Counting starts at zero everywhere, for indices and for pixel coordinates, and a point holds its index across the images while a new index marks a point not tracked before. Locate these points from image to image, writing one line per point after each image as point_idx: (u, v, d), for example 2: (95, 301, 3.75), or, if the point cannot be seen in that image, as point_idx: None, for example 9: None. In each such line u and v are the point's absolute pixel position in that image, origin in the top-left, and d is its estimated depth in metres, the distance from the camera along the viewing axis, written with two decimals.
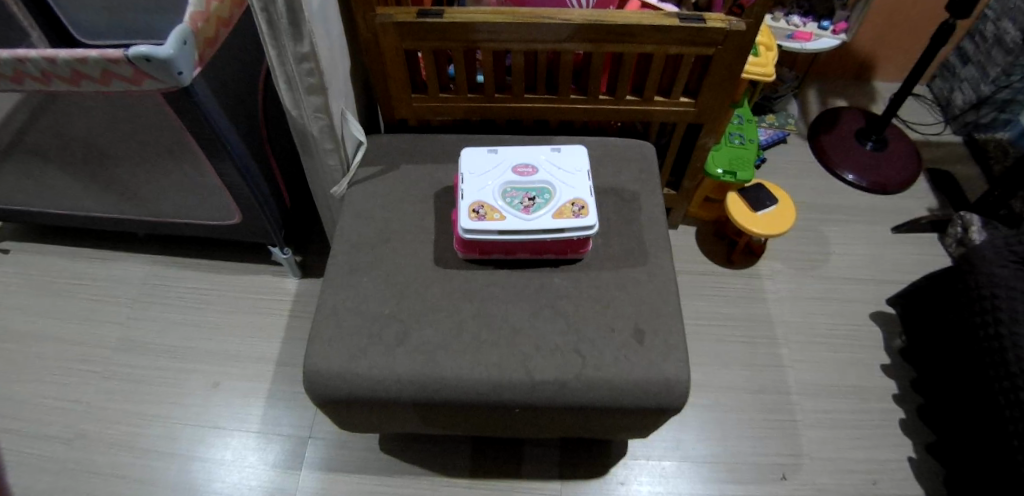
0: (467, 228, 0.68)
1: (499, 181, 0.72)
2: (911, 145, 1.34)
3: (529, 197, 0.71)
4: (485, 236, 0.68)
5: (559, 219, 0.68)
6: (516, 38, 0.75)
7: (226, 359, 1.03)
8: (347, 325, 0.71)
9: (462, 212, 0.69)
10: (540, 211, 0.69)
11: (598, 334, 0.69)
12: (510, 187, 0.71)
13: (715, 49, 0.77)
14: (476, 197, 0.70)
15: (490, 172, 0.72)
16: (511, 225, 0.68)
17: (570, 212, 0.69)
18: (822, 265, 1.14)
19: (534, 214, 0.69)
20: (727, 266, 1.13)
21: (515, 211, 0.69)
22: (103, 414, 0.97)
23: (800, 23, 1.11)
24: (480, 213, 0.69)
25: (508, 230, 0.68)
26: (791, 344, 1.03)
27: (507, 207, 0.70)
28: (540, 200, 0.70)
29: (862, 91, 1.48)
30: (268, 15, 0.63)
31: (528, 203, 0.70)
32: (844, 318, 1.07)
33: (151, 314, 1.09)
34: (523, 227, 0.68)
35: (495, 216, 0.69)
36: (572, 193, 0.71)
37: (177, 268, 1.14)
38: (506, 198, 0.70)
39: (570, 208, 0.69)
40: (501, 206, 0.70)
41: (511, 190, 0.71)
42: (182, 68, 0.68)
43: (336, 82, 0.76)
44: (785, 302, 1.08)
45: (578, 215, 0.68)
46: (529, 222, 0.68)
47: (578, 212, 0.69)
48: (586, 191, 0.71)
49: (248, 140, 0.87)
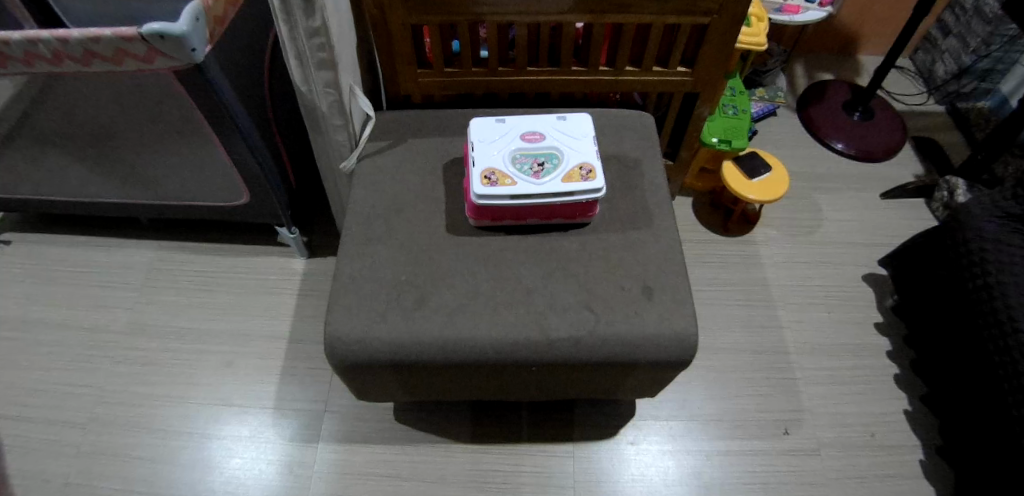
0: (480, 193, 0.70)
1: (508, 148, 0.74)
2: (896, 115, 1.38)
3: (538, 162, 0.73)
4: (497, 200, 0.70)
5: (568, 182, 0.71)
6: (520, 11, 0.77)
7: (237, 339, 1.04)
8: (366, 292, 0.73)
9: (474, 178, 0.71)
10: (549, 175, 0.71)
11: (608, 293, 0.72)
12: (519, 154, 0.73)
13: (711, 18, 0.79)
14: (486, 164, 0.72)
15: (499, 140, 0.75)
16: (522, 190, 0.70)
17: (578, 175, 0.71)
18: (815, 232, 1.18)
19: (544, 179, 0.71)
20: (723, 234, 1.16)
21: (526, 176, 0.71)
22: (118, 397, 0.98)
23: None
24: (492, 179, 0.71)
25: (520, 195, 0.70)
26: (789, 307, 1.07)
27: (518, 173, 0.72)
28: (549, 165, 0.73)
29: (847, 65, 1.52)
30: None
31: (537, 168, 0.72)
32: (838, 280, 1.11)
33: (158, 299, 1.09)
34: (534, 192, 0.70)
35: (507, 181, 0.71)
36: (580, 158, 0.73)
37: (183, 253, 1.15)
38: (516, 164, 0.72)
39: (578, 172, 0.72)
40: (512, 172, 0.72)
41: (520, 157, 0.73)
42: (196, 45, 0.69)
43: (344, 58, 0.78)
44: (781, 267, 1.12)
45: (586, 178, 0.71)
46: (539, 186, 0.70)
47: (587, 176, 0.71)
48: (591, 156, 0.74)
49: (256, 119, 0.88)
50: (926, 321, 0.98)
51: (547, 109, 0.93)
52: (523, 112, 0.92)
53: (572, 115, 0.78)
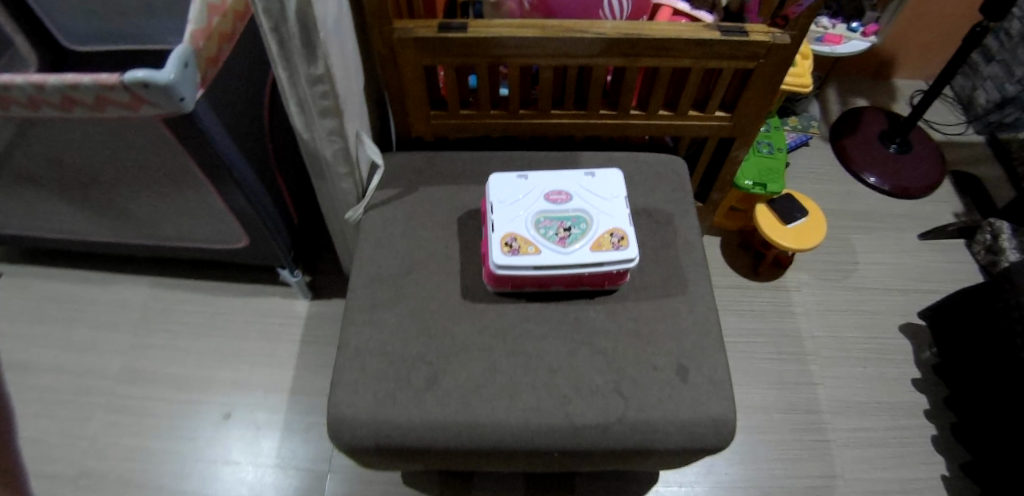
0: (499, 263, 0.63)
1: (531, 210, 0.67)
2: (935, 146, 1.30)
3: (564, 226, 0.66)
4: (519, 271, 0.63)
5: (598, 251, 0.64)
6: (545, 53, 0.70)
7: (235, 387, 0.99)
8: (374, 368, 0.66)
9: (493, 245, 0.64)
10: (576, 242, 0.65)
11: (640, 372, 0.65)
12: (543, 216, 0.67)
13: (757, 62, 0.72)
14: (507, 228, 0.65)
15: (522, 201, 0.68)
16: (547, 260, 0.63)
17: (609, 243, 0.65)
18: (847, 276, 1.12)
19: (571, 246, 0.64)
20: (752, 279, 1.10)
21: (550, 243, 0.65)
22: (108, 449, 0.93)
23: (829, 24, 1.06)
24: (513, 247, 0.64)
25: (544, 265, 0.63)
26: (821, 360, 1.01)
27: (541, 239, 0.65)
28: (576, 230, 0.66)
29: (881, 89, 1.44)
30: (280, 34, 0.57)
31: (563, 233, 0.65)
32: (874, 331, 1.05)
33: (156, 341, 1.04)
34: (560, 262, 0.63)
35: (529, 248, 0.64)
36: (611, 223, 0.66)
37: (182, 291, 1.10)
38: (540, 229, 0.65)
39: (609, 239, 0.65)
40: (534, 237, 0.65)
41: (544, 219, 0.66)
42: (184, 93, 0.61)
43: (350, 103, 0.70)
44: (813, 316, 1.06)
45: (618, 247, 0.64)
46: (566, 255, 0.63)
47: (618, 244, 0.65)
48: (624, 220, 0.67)
49: (255, 163, 0.82)
50: (966, 380, 0.91)
51: (570, 153, 0.86)
52: (544, 156, 0.85)
53: (602, 171, 0.71)
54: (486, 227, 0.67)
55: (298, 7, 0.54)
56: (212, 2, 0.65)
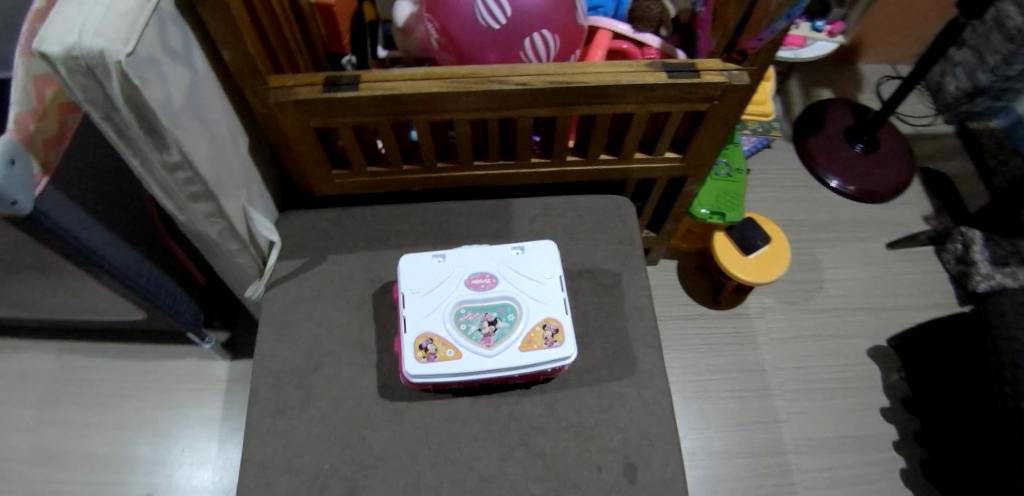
0: (415, 373, 0.54)
1: (450, 301, 0.58)
2: (903, 142, 1.22)
3: (489, 319, 0.58)
4: (438, 380, 0.55)
5: (528, 351, 0.55)
6: (459, 108, 0.59)
7: (155, 466, 0.92)
8: (278, 492, 0.57)
9: (405, 351, 0.55)
10: (503, 339, 0.56)
11: (582, 477, 0.58)
12: (464, 307, 0.58)
13: (711, 105, 0.62)
14: (422, 328, 0.57)
15: (440, 289, 0.59)
16: (470, 364, 0.55)
17: (541, 338, 0.56)
18: (813, 296, 1.06)
19: (497, 345, 0.56)
20: (713, 307, 1.04)
21: (473, 342, 0.56)
22: None
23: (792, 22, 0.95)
24: (430, 351, 0.55)
25: (467, 371, 0.55)
26: (785, 394, 0.96)
27: (463, 337, 0.56)
28: (503, 323, 0.57)
29: (847, 76, 1.35)
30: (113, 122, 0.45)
31: (488, 329, 0.57)
32: (843, 357, 1.00)
33: (67, 416, 0.96)
34: (485, 366, 0.55)
35: (448, 352, 0.55)
36: (543, 312, 0.58)
37: (95, 357, 1.01)
38: (460, 325, 0.57)
39: (542, 333, 0.57)
40: (453, 337, 0.56)
41: (465, 312, 0.58)
42: (17, 196, 0.48)
43: (229, 178, 0.59)
44: (778, 345, 1.01)
45: (552, 343, 0.56)
46: (491, 358, 0.55)
47: (552, 339, 0.56)
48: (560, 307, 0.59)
49: (136, 240, 0.72)
50: (945, 413, 0.89)
51: (502, 202, 0.76)
52: (473, 207, 0.75)
53: (531, 244, 0.62)
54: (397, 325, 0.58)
55: (126, 95, 0.42)
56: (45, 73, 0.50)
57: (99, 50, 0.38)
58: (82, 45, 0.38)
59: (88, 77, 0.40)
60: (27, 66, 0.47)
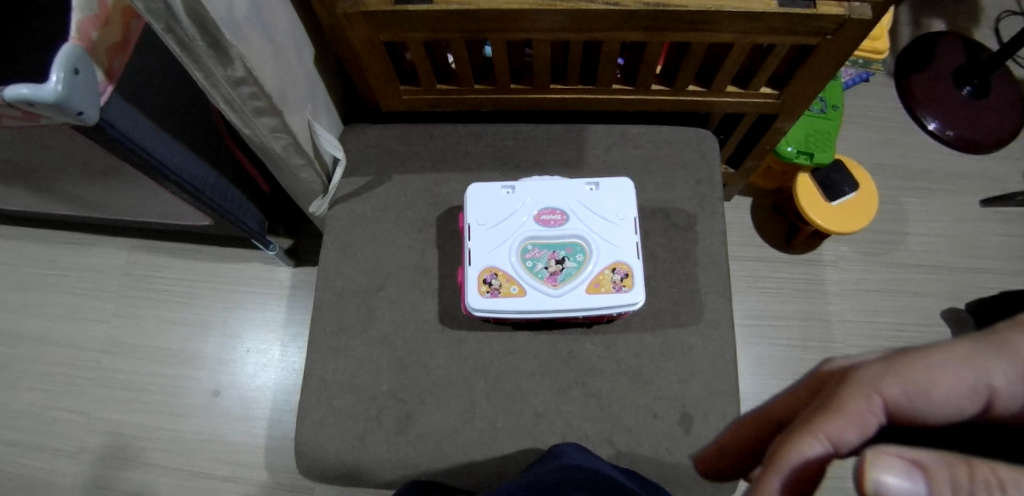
0: (477, 306, 0.54)
1: (517, 236, 0.56)
2: (1016, 91, 1.08)
3: (556, 258, 0.55)
4: (499, 316, 0.54)
5: (594, 293, 0.54)
6: (538, 28, 0.53)
7: (221, 362, 0.99)
8: (341, 405, 0.60)
9: (469, 284, 0.54)
10: (569, 280, 0.54)
11: (636, 420, 0.58)
12: (530, 244, 0.56)
13: (823, 39, 0.54)
14: (486, 261, 0.55)
15: (507, 222, 0.57)
16: (532, 303, 0.54)
17: (609, 282, 0.54)
18: (892, 251, 1.01)
19: (562, 286, 0.54)
20: (784, 250, 1.00)
21: (537, 280, 0.54)
22: (104, 424, 0.96)
23: None
24: (493, 285, 0.54)
25: (529, 310, 0.54)
26: (846, 347, 0.94)
27: (527, 274, 0.55)
28: (570, 263, 0.55)
29: (965, 7, 1.17)
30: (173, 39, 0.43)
31: (554, 268, 0.55)
32: (912, 317, 0.96)
33: (141, 310, 1.03)
34: (548, 306, 0.54)
35: (512, 288, 0.54)
36: (612, 256, 0.55)
37: (164, 256, 1.06)
38: (525, 262, 0.55)
39: (610, 278, 0.54)
40: (518, 273, 0.55)
41: (532, 249, 0.56)
42: (82, 106, 0.48)
43: (292, 94, 0.56)
44: (849, 297, 0.97)
45: (620, 289, 0.54)
46: (556, 298, 0.54)
47: (619, 284, 0.54)
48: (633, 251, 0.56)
49: (201, 148, 0.71)
50: None
51: (572, 130, 0.71)
52: (540, 134, 0.71)
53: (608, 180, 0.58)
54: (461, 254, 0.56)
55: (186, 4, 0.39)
56: None
57: None
58: None
59: None
60: None
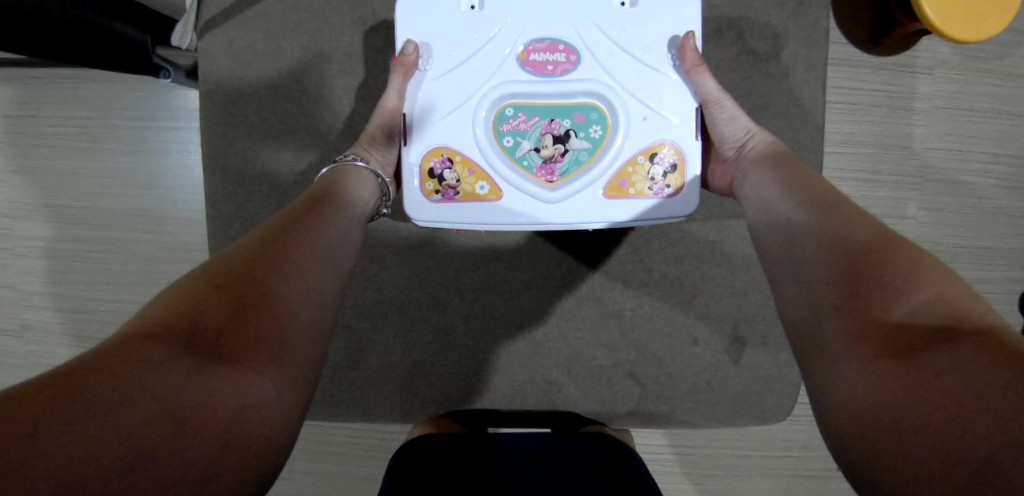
0: (425, 209, 0.50)
1: (493, 96, 0.50)
2: None
3: (556, 132, 0.50)
4: (453, 224, 0.51)
5: (612, 195, 0.49)
6: None
7: (150, 223, 0.82)
8: None
9: (413, 178, 0.50)
10: (578, 170, 0.49)
11: None
12: (511, 107, 0.50)
13: None
14: (442, 143, 0.50)
15: (477, 70, 0.50)
16: (516, 204, 0.50)
17: (637, 176, 0.49)
18: (1011, 53, 0.74)
19: (562, 182, 0.49)
20: (867, 52, 0.74)
21: (525, 173, 0.50)
22: (39, 299, 0.84)
23: None
24: (449, 179, 0.50)
25: (501, 214, 0.50)
26: (923, 186, 0.75)
27: (508, 162, 0.50)
28: (583, 141, 0.50)
29: None
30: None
31: (553, 152, 0.50)
32: (1009, 145, 0.75)
33: (36, 163, 0.82)
34: (540, 210, 0.49)
35: (479, 186, 0.50)
36: (647, 131, 0.49)
37: (44, 90, 0.81)
38: (502, 140, 0.50)
39: (647, 170, 0.50)
40: (486, 160, 0.50)
41: (514, 115, 0.50)
42: None
43: None
44: (938, 119, 0.75)
45: (666, 192, 0.49)
46: (554, 194, 0.49)
47: (657, 182, 0.50)
48: (685, 104, 0.50)
49: None
50: None
51: None
52: None
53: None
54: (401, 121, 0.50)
55: None
56: None
57: None
58: None
59: None
60: None
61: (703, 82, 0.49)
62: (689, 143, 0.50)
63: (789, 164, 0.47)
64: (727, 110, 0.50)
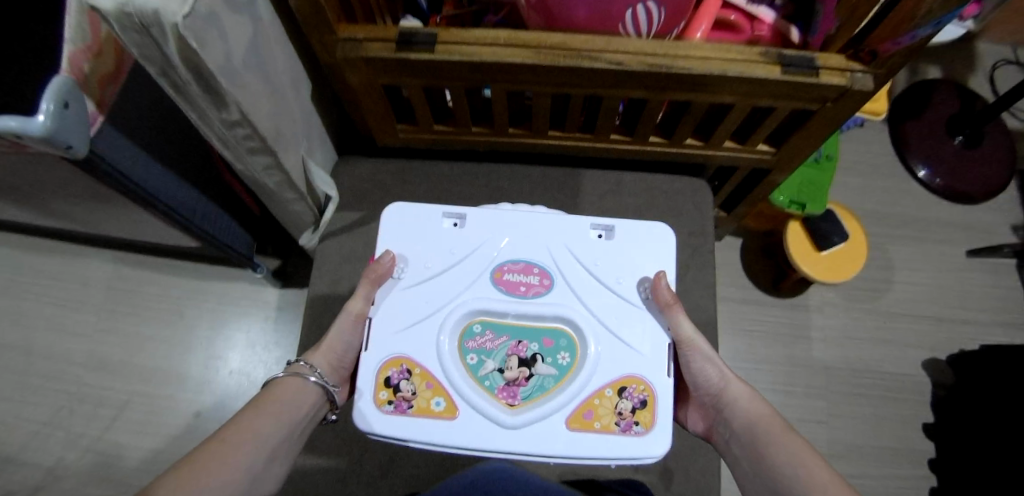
0: (373, 417, 0.46)
1: (461, 310, 0.50)
2: (1009, 143, 1.11)
3: (520, 354, 0.48)
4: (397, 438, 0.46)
5: (576, 428, 0.46)
6: (542, 79, 0.54)
7: (202, 384, 0.98)
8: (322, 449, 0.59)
9: (367, 392, 0.47)
10: (541, 396, 0.46)
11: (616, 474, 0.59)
12: (479, 323, 0.49)
13: (822, 106, 0.55)
14: (403, 352, 0.49)
15: (451, 286, 0.51)
16: (471, 424, 0.46)
17: (609, 415, 0.47)
18: (878, 296, 1.02)
19: (523, 406, 0.46)
20: (771, 294, 1.02)
21: (485, 393, 0.46)
22: (80, 442, 0.94)
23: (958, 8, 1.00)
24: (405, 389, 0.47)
25: (453, 438, 0.45)
26: (831, 394, 0.95)
27: (467, 379, 0.47)
28: (549, 367, 0.47)
29: (963, 58, 1.18)
30: (26, 134, 0.44)
31: (518, 374, 0.47)
32: (893, 364, 0.98)
33: (122, 324, 1.01)
34: (494, 436, 0.45)
35: (436, 403, 0.47)
36: (616, 363, 0.48)
37: (151, 272, 1.04)
38: (465, 357, 0.48)
39: (613, 403, 0.47)
40: (444, 374, 0.47)
41: (481, 332, 0.49)
42: (71, 140, 0.47)
43: (286, 130, 0.56)
44: (833, 343, 0.99)
45: (633, 429, 0.46)
46: (513, 415, 0.46)
47: (625, 417, 0.47)
48: (653, 339, 0.50)
49: (190, 174, 0.70)
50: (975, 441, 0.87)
51: (569, 172, 0.72)
52: (537, 177, 0.72)
53: (645, 225, 0.55)
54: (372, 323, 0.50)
55: (182, 54, 0.38)
56: (81, 42, 0.47)
57: (152, 10, 0.33)
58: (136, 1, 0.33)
59: (144, 35, 0.36)
60: (72, 24, 0.45)
61: (679, 324, 0.49)
62: (659, 380, 0.48)
63: (778, 440, 0.44)
64: (702, 354, 0.50)
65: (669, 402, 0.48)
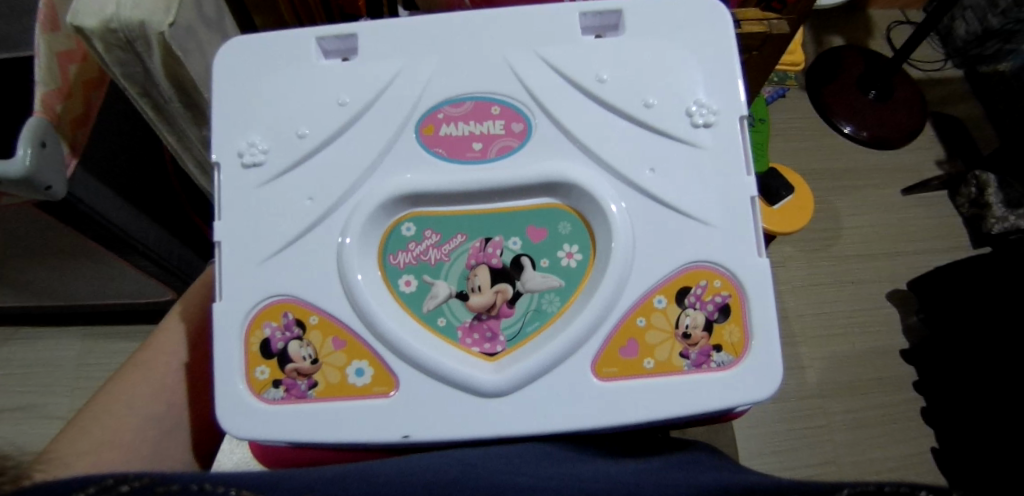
0: (251, 412, 0.37)
1: (389, 203, 0.37)
2: (916, 89, 1.23)
3: (490, 263, 0.38)
4: (289, 439, 0.36)
5: (617, 377, 0.35)
6: None
7: None
8: None
9: (239, 365, 0.37)
10: (538, 328, 0.37)
11: None
12: (410, 222, 0.39)
13: (750, 54, 0.61)
14: (283, 299, 0.37)
15: (341, 174, 0.37)
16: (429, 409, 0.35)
17: (678, 348, 0.36)
18: (832, 245, 1.09)
19: (508, 355, 0.36)
20: None
21: (440, 339, 0.37)
22: None
23: None
24: (300, 357, 0.37)
25: (390, 416, 0.35)
26: (809, 340, 1.01)
27: (421, 323, 0.37)
28: (550, 276, 0.37)
29: (860, 25, 1.31)
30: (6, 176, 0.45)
31: (492, 299, 0.37)
32: (862, 302, 1.05)
33: None
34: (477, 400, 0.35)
35: (356, 373, 0.36)
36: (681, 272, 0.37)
37: (122, 342, 1.00)
38: (398, 283, 0.38)
39: (673, 320, 0.37)
40: (366, 328, 0.36)
41: (416, 236, 0.38)
42: (50, 180, 0.48)
43: None
44: (801, 294, 1.05)
45: (704, 365, 0.36)
46: (498, 372, 0.35)
47: (695, 343, 0.36)
48: (711, 189, 0.37)
49: (166, 218, 0.71)
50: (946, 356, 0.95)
51: None
52: None
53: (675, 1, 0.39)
54: (218, 254, 0.37)
55: (166, 68, 0.42)
56: (52, 83, 0.48)
57: (138, 21, 0.38)
58: (121, 16, 0.38)
59: (127, 51, 0.41)
60: (44, 64, 0.47)
61: None
62: (744, 270, 0.37)
63: None
64: None
65: (763, 309, 0.37)
